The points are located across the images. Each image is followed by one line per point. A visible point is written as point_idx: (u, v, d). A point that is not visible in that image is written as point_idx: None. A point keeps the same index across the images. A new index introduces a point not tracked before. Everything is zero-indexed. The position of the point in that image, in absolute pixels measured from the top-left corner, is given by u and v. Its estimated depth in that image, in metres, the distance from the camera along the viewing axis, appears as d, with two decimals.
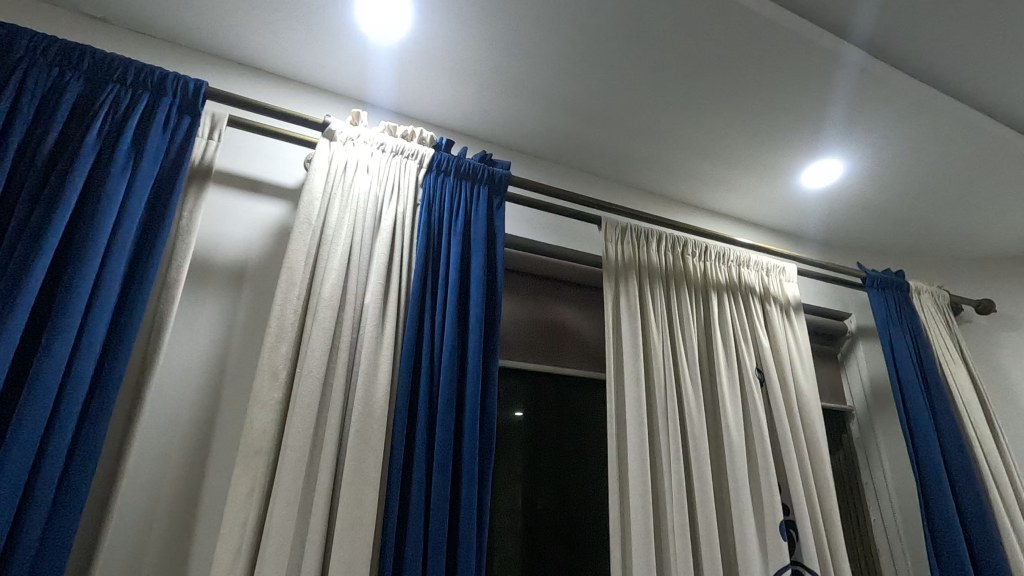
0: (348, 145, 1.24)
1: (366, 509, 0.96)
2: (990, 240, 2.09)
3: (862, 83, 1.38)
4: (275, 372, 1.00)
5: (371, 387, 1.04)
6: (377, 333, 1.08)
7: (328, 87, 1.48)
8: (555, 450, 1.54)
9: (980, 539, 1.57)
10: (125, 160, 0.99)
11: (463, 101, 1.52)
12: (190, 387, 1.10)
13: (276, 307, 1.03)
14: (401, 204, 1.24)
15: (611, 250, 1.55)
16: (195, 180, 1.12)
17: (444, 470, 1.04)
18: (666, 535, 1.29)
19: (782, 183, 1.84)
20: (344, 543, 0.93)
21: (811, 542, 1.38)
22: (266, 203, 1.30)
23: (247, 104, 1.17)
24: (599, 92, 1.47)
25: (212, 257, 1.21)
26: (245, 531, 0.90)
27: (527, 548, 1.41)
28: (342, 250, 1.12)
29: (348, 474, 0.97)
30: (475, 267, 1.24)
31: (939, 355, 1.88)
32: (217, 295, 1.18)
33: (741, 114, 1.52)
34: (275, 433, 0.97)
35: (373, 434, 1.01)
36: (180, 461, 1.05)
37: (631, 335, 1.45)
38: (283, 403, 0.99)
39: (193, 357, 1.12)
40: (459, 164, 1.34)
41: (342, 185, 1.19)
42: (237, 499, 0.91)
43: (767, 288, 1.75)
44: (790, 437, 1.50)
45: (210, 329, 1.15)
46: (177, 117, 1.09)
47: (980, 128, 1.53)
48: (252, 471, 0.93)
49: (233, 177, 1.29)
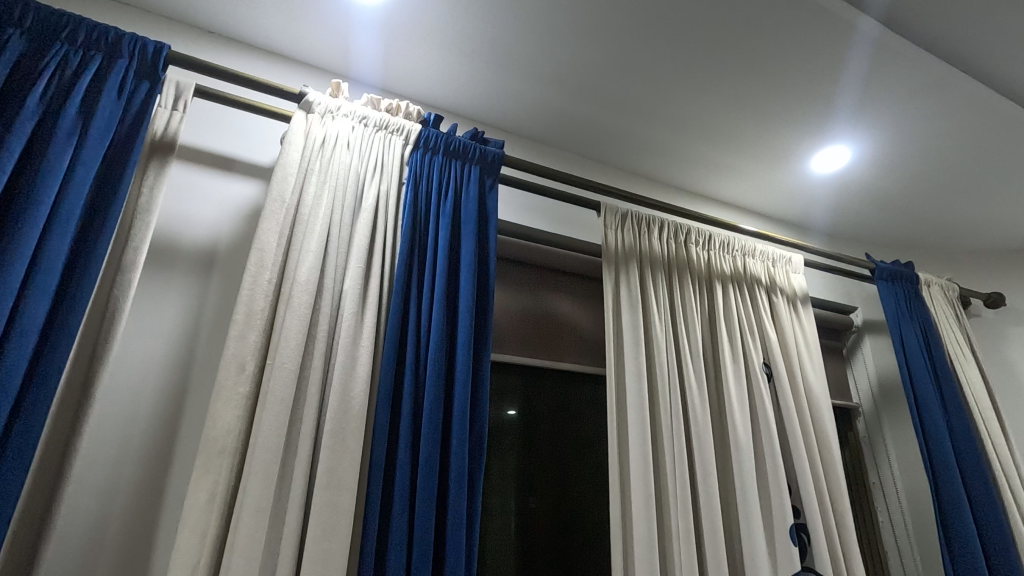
0: (327, 119, 1.14)
1: (341, 516, 0.86)
2: (999, 231, 2.03)
3: (878, 59, 1.30)
4: (242, 363, 0.89)
5: (350, 381, 0.94)
6: (357, 321, 0.98)
7: (308, 59, 1.38)
8: (551, 447, 1.44)
9: (996, 542, 1.49)
10: (71, 127, 0.88)
11: (453, 75, 1.43)
12: (151, 379, 0.99)
13: (244, 292, 0.92)
14: (385, 182, 1.14)
15: (610, 237, 1.46)
16: (156, 153, 1.02)
17: (429, 473, 0.94)
18: (669, 537, 1.20)
19: (788, 169, 1.76)
20: (318, 555, 0.82)
21: (824, 547, 1.29)
22: (238, 182, 1.20)
23: (215, 72, 1.06)
24: (598, 66, 1.38)
25: (178, 240, 1.10)
26: (206, 541, 0.79)
27: (521, 547, 1.32)
28: (320, 231, 1.02)
29: (322, 477, 0.87)
30: (465, 252, 1.14)
31: (950, 349, 1.80)
32: (183, 280, 1.07)
33: (750, 93, 1.43)
34: (241, 432, 0.87)
35: (351, 433, 0.91)
36: (137, 464, 0.94)
37: (633, 327, 1.36)
38: (251, 398, 0.89)
39: (155, 348, 1.01)
40: (449, 142, 1.24)
41: (320, 161, 1.09)
42: (195, 506, 0.80)
43: (772, 279, 1.67)
44: (799, 435, 1.41)
45: (175, 316, 1.05)
46: (135, 82, 0.99)
47: (998, 110, 1.46)
48: (214, 472, 0.83)
49: (201, 154, 1.18)
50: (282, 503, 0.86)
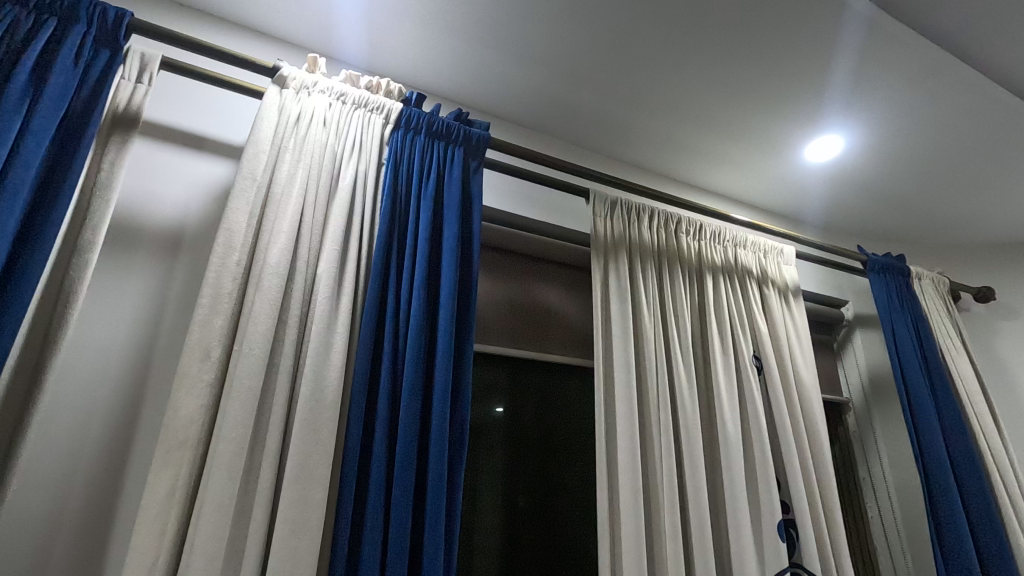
0: (302, 94, 1.08)
1: (313, 512, 0.81)
2: (990, 224, 2.02)
3: (873, 42, 1.27)
4: (207, 350, 0.83)
5: (323, 368, 0.88)
6: (332, 306, 0.93)
7: (286, 35, 1.32)
8: (539, 444, 1.40)
9: (987, 538, 1.47)
10: (21, 95, 0.82)
11: (437, 54, 1.37)
12: (110, 370, 0.93)
13: (210, 273, 0.87)
14: (363, 162, 1.08)
15: (599, 224, 1.41)
16: (118, 127, 0.95)
17: (406, 466, 0.89)
18: (658, 534, 1.16)
19: (779, 158, 1.73)
20: (287, 552, 0.77)
21: (813, 542, 1.26)
22: (210, 162, 1.14)
23: (181, 42, 1.00)
24: (586, 46, 1.33)
25: (141, 223, 1.03)
26: (165, 538, 0.74)
27: (506, 546, 1.27)
28: (293, 211, 0.96)
29: (292, 471, 0.81)
30: (447, 237, 1.09)
31: (941, 343, 1.78)
32: (147, 263, 1.01)
33: (743, 76, 1.39)
34: (205, 422, 0.81)
35: (324, 424, 0.86)
36: (93, 457, 0.88)
37: (622, 317, 1.31)
38: (216, 386, 0.83)
39: (115, 335, 0.95)
40: (431, 122, 1.19)
41: (294, 139, 1.03)
42: (152, 502, 0.75)
43: (764, 271, 1.64)
44: (789, 429, 1.37)
45: (138, 304, 0.98)
46: (94, 50, 0.93)
47: (992, 97, 1.43)
48: (174, 464, 0.77)
49: (169, 131, 1.12)
50: (247, 498, 0.80)
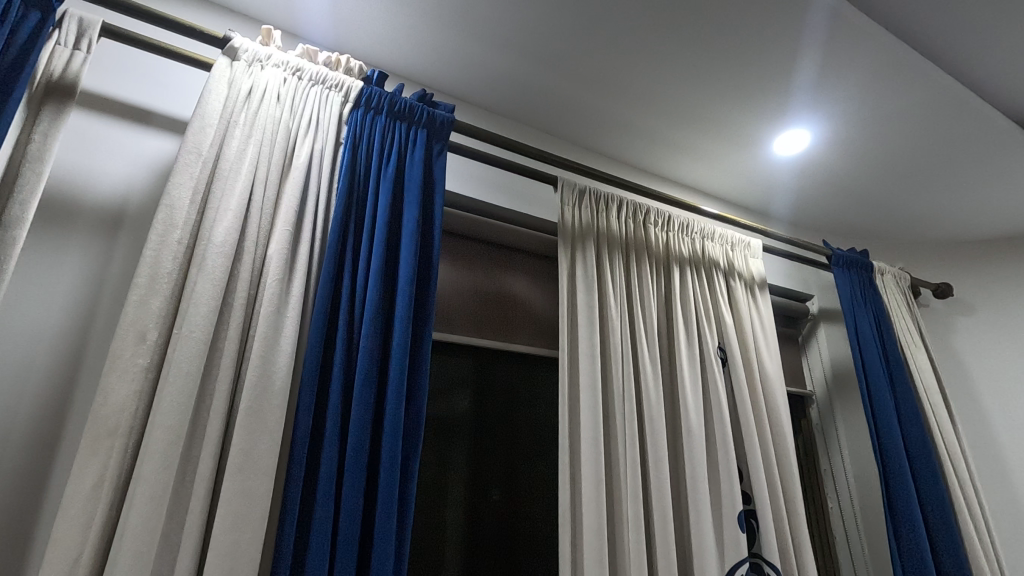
0: (255, 68, 1.03)
1: (257, 503, 0.77)
2: (947, 223, 2.08)
3: (837, 35, 1.27)
4: (142, 333, 0.78)
5: (270, 355, 0.84)
6: (282, 291, 0.89)
7: (240, 6, 1.26)
8: (505, 436, 1.37)
9: (942, 530, 1.50)
10: None
11: (400, 33, 1.33)
12: (37, 355, 0.87)
13: (149, 252, 0.81)
14: (319, 141, 1.04)
15: (567, 212, 1.39)
16: (51, 96, 0.89)
17: (358, 455, 0.86)
18: (619, 527, 1.14)
19: (745, 151, 1.74)
20: (226, 549, 0.73)
21: (772, 534, 1.26)
22: (155, 136, 1.08)
23: (123, 6, 0.94)
24: (551, 30, 1.31)
25: (77, 198, 0.97)
26: (88, 532, 0.69)
27: (469, 545, 1.24)
28: (242, 188, 0.91)
29: (234, 461, 0.77)
30: (406, 220, 1.05)
31: (902, 337, 1.82)
32: (84, 242, 0.95)
33: (710, 65, 1.38)
34: (138, 409, 0.76)
35: (270, 412, 0.81)
36: (18, 447, 0.82)
37: (588, 307, 1.29)
38: (152, 371, 0.78)
39: (47, 319, 0.89)
40: (393, 102, 1.14)
41: (244, 113, 0.98)
42: (77, 495, 0.70)
43: (731, 263, 1.64)
44: (753, 422, 1.37)
45: (72, 286, 0.93)
46: (22, 11, 0.86)
47: (951, 95, 1.45)
48: (101, 456, 0.72)
49: (111, 103, 1.06)
50: (184, 489, 0.76)
